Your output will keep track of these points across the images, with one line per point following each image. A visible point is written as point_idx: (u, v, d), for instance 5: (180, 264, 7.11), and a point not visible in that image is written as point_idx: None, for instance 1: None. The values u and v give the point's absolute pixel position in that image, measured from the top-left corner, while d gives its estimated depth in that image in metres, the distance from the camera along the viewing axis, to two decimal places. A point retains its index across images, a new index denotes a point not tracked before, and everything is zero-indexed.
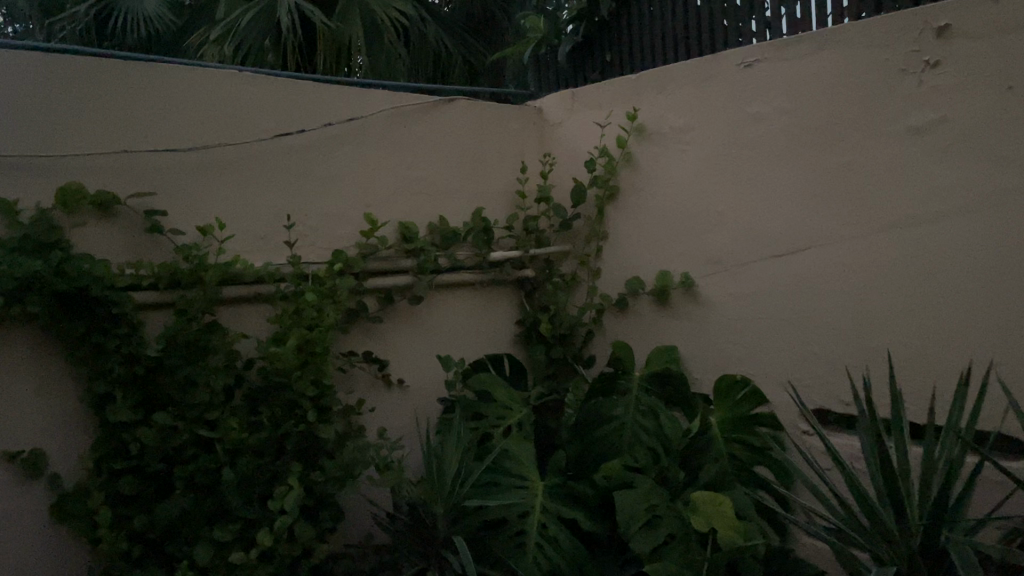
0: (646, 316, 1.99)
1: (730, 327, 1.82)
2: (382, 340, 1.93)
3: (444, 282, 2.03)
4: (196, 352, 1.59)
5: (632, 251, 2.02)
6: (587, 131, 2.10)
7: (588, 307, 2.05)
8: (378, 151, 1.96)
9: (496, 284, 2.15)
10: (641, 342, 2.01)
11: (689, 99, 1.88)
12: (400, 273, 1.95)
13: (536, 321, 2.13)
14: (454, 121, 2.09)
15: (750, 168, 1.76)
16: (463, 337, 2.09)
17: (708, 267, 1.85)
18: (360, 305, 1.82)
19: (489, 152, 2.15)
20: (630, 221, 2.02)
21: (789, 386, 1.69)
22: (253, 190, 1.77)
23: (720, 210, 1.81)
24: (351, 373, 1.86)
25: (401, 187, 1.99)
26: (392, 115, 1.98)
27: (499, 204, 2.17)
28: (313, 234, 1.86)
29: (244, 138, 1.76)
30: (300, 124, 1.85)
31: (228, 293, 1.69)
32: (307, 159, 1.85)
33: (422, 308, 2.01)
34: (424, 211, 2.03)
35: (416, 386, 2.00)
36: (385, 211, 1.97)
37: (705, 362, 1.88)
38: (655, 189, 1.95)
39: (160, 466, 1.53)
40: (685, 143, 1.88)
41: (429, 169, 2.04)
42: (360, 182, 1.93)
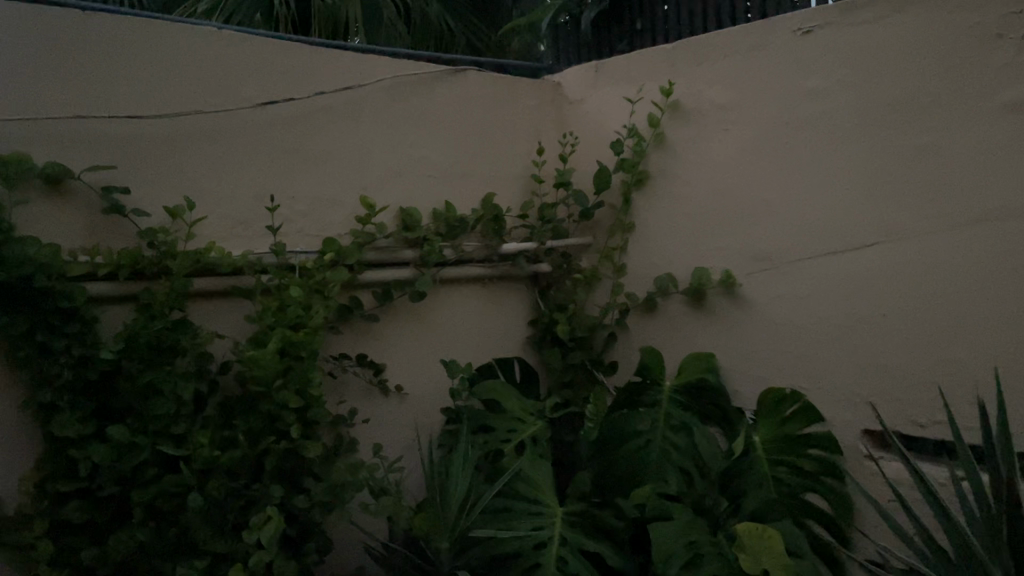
0: (678, 319, 1.76)
1: (778, 333, 1.59)
2: (379, 342, 1.70)
3: (449, 276, 1.79)
4: (161, 355, 1.36)
5: (663, 245, 1.78)
6: (613, 109, 1.87)
7: (611, 307, 1.82)
8: (377, 127, 1.72)
9: (506, 279, 1.92)
10: (672, 349, 1.78)
11: (734, 72, 1.64)
12: (400, 266, 1.71)
13: (552, 322, 1.90)
14: (463, 96, 1.85)
15: (807, 151, 1.52)
16: (469, 339, 1.86)
17: (752, 264, 1.62)
18: (354, 302, 1.58)
19: (500, 132, 1.91)
20: (661, 211, 1.78)
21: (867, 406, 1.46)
22: (233, 167, 1.53)
23: (769, 199, 1.58)
24: (342, 380, 1.63)
25: (402, 168, 1.76)
26: (394, 85, 1.74)
27: (512, 190, 1.93)
28: (301, 220, 1.62)
29: (223, 106, 1.52)
30: (289, 92, 1.61)
31: (201, 286, 1.45)
32: (296, 133, 1.61)
33: (425, 305, 1.77)
34: (427, 196, 1.79)
35: (415, 394, 1.76)
36: (384, 196, 1.73)
37: (746, 372, 1.65)
38: (692, 175, 1.71)
39: (115, 490, 1.29)
40: (728, 122, 1.65)
41: (435, 148, 1.80)
42: (356, 161, 1.69)
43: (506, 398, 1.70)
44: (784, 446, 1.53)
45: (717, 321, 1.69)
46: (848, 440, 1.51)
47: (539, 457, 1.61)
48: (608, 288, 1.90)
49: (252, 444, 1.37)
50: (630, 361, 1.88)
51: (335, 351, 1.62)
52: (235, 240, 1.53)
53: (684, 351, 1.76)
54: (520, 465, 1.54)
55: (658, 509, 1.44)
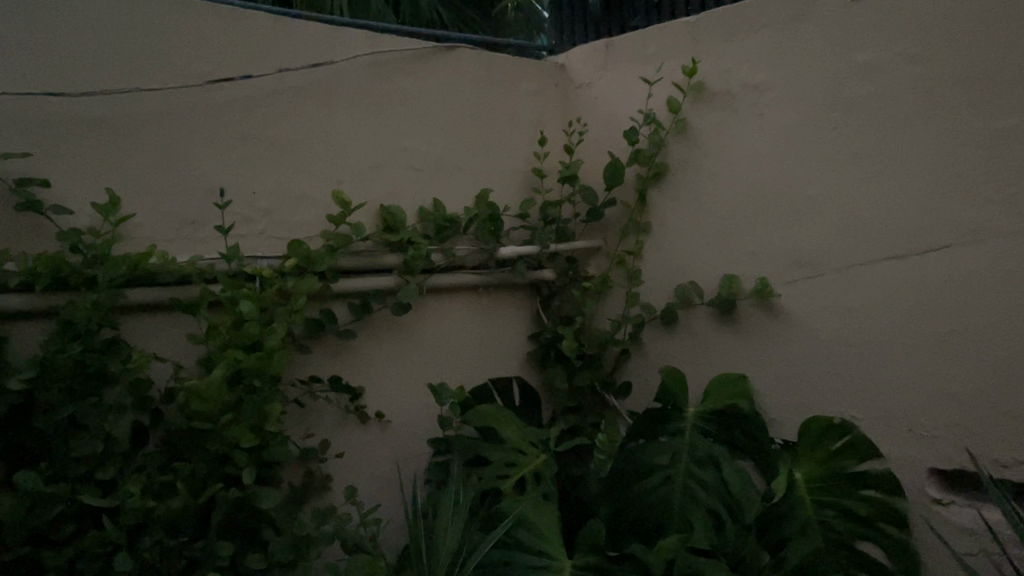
0: (702, 334, 1.52)
1: (824, 353, 1.35)
2: (355, 362, 1.45)
3: (438, 285, 1.55)
4: (85, 382, 1.11)
5: (685, 248, 1.54)
6: (627, 93, 1.63)
7: (623, 321, 1.58)
8: (353, 111, 1.48)
9: (502, 289, 1.68)
10: (695, 369, 1.54)
11: (770, 46, 1.40)
12: (380, 273, 1.47)
13: (556, 337, 1.66)
14: (454, 77, 1.61)
15: (858, 137, 1.29)
16: (461, 356, 1.62)
17: (792, 271, 1.38)
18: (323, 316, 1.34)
19: (497, 120, 1.67)
20: (683, 209, 1.54)
21: (937, 441, 1.22)
22: (179, 157, 1.29)
23: (814, 194, 1.35)
24: (311, 407, 1.39)
25: (383, 160, 1.51)
26: (372, 63, 1.50)
27: (510, 186, 1.69)
28: (263, 219, 1.38)
29: (166, 83, 1.28)
30: (248, 68, 1.36)
31: (139, 297, 1.21)
32: (256, 118, 1.37)
33: (410, 319, 1.53)
34: (412, 192, 1.55)
35: (397, 421, 1.52)
36: (361, 191, 1.49)
37: (784, 397, 1.41)
38: (720, 168, 1.48)
39: (23, 551, 1.04)
40: (764, 106, 1.41)
41: (421, 138, 1.56)
42: (328, 151, 1.45)
43: (503, 425, 1.46)
44: (831, 487, 1.29)
45: (749, 336, 1.45)
46: (912, 480, 1.27)
47: (544, 499, 1.37)
48: (621, 298, 1.66)
49: (197, 491, 1.12)
50: (646, 383, 1.63)
51: (303, 374, 1.38)
52: (181, 244, 1.29)
53: (709, 371, 1.52)
54: (522, 508, 1.30)
55: (687, 565, 1.20)
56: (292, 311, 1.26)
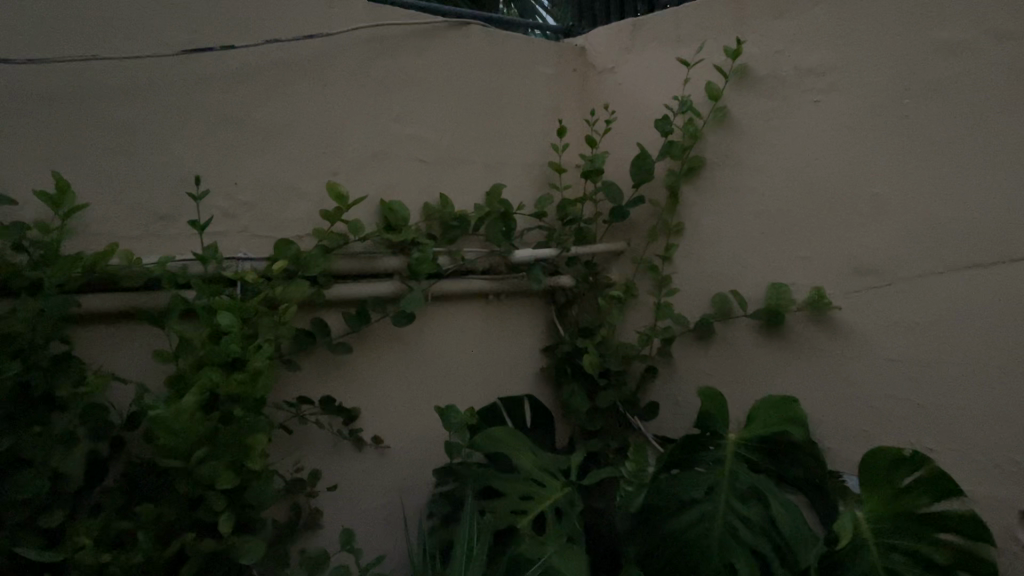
0: (743, 351, 1.35)
1: (890, 374, 1.18)
2: (348, 379, 1.27)
3: (444, 292, 1.37)
4: (27, 407, 0.92)
5: (724, 253, 1.37)
6: (658, 79, 1.46)
7: (652, 334, 1.40)
8: (352, 92, 1.29)
9: (514, 297, 1.49)
10: (735, 389, 1.36)
11: (828, 25, 1.24)
12: (379, 278, 1.29)
13: (575, 351, 1.48)
14: (465, 57, 1.43)
15: (935, 128, 1.12)
16: (469, 373, 1.44)
17: (852, 280, 1.21)
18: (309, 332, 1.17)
19: (511, 108, 1.49)
20: (723, 208, 1.37)
21: None
22: (147, 139, 1.10)
23: (881, 192, 1.18)
24: (298, 432, 1.21)
25: (384, 149, 1.33)
26: (374, 38, 1.32)
27: (524, 181, 1.51)
28: (245, 214, 1.19)
29: (133, 52, 1.09)
30: (231, 37, 1.17)
31: (97, 305, 1.02)
32: (240, 96, 1.17)
33: (413, 331, 1.35)
34: (417, 186, 1.36)
35: (396, 448, 1.34)
36: (359, 184, 1.30)
37: (841, 424, 1.24)
38: (767, 163, 1.31)
39: None
40: (821, 92, 1.24)
41: (427, 125, 1.38)
42: (323, 137, 1.26)
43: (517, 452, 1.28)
44: (901, 527, 1.12)
45: (800, 354, 1.28)
46: (996, 523, 1.10)
47: (569, 541, 1.18)
48: (649, 308, 1.48)
49: (163, 540, 0.93)
50: (677, 404, 1.45)
51: (289, 397, 1.20)
52: (149, 242, 1.10)
53: (751, 392, 1.34)
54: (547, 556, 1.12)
55: None
56: (278, 321, 1.07)
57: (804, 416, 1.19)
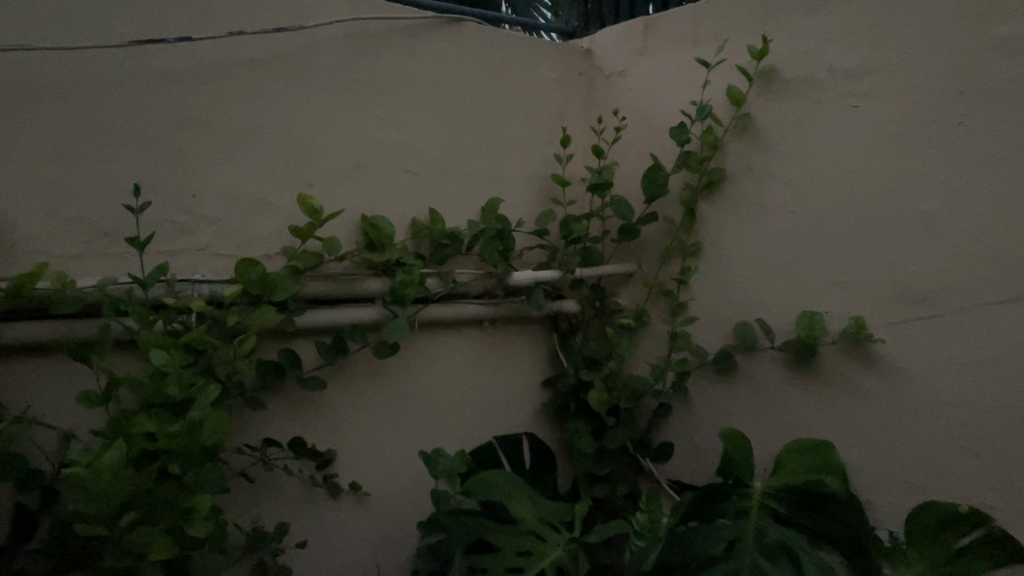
0: (769, 387, 1.20)
1: (942, 419, 1.03)
2: (323, 417, 1.12)
3: (434, 319, 1.22)
4: None
5: (747, 277, 1.22)
6: (674, 84, 1.31)
7: (665, 368, 1.25)
8: (331, 93, 1.14)
9: (512, 323, 1.35)
10: (759, 431, 1.21)
11: (869, 20, 1.09)
12: (360, 303, 1.15)
13: (579, 385, 1.33)
14: (460, 58, 1.28)
15: (995, 137, 0.97)
16: (461, 409, 1.29)
17: (896, 309, 1.06)
18: (273, 367, 1.03)
19: (510, 114, 1.35)
20: (746, 226, 1.22)
21: None
22: (88, 144, 0.95)
23: (930, 210, 1.03)
24: (263, 478, 1.06)
25: (367, 158, 1.18)
26: (358, 34, 1.17)
27: (525, 196, 1.37)
28: (205, 230, 1.04)
29: (72, 42, 0.94)
30: (190, 28, 1.03)
31: (24, 335, 0.88)
32: (200, 96, 1.03)
33: (398, 362, 1.20)
34: (404, 199, 1.22)
35: (377, 494, 1.19)
36: (339, 196, 1.15)
37: (884, 473, 1.08)
38: (797, 176, 1.16)
39: None
40: (859, 96, 1.10)
41: (417, 132, 1.23)
42: (297, 144, 1.11)
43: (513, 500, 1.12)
44: None
45: (836, 393, 1.12)
46: None
47: None
48: (662, 338, 1.33)
49: None
50: (694, 445, 1.30)
51: (252, 439, 1.05)
52: (90, 261, 0.96)
53: (779, 435, 1.19)
54: None
55: None
56: (236, 355, 0.93)
57: (841, 464, 1.04)
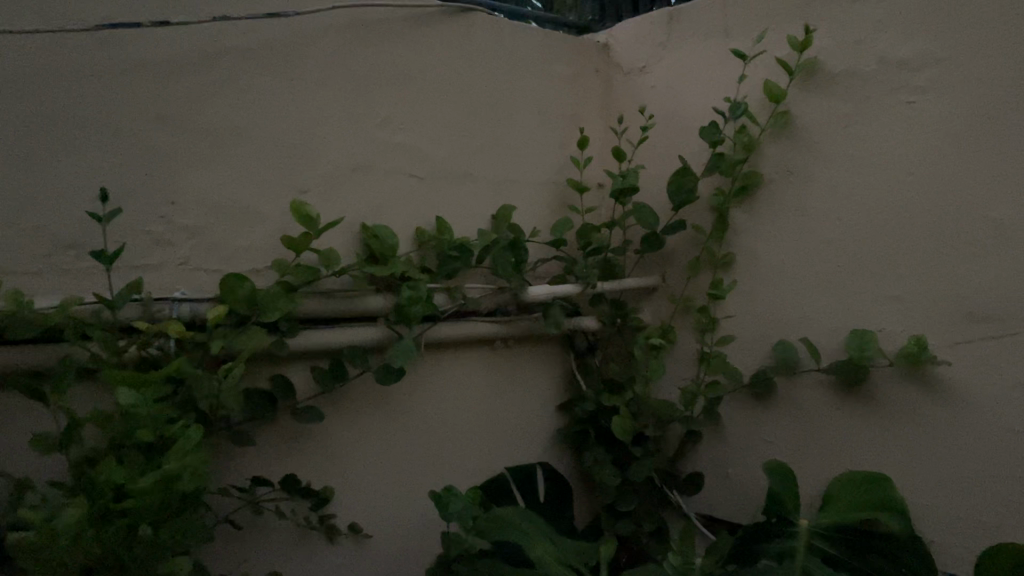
0: (814, 413, 1.08)
1: (1017, 452, 0.91)
2: (320, 452, 1.00)
3: (442, 339, 1.10)
4: None
5: (787, 291, 1.11)
6: (703, 81, 1.20)
7: (697, 392, 1.14)
8: (329, 87, 1.03)
9: (526, 342, 1.23)
10: (803, 462, 1.10)
11: (928, 6, 0.98)
12: (361, 323, 1.03)
13: (600, 411, 1.21)
14: (469, 51, 1.17)
15: None
16: (472, 438, 1.17)
17: (961, 327, 0.95)
18: (262, 399, 0.91)
19: (523, 112, 1.23)
20: (787, 235, 1.11)
21: None
22: (48, 143, 0.83)
23: (1000, 217, 0.91)
24: (253, 522, 0.94)
25: (369, 160, 1.06)
26: (358, 23, 1.05)
27: (539, 203, 1.25)
28: (186, 242, 0.92)
29: (29, 25, 0.82)
30: (168, 11, 0.90)
31: None
32: (181, 90, 0.91)
33: (403, 388, 1.08)
34: (408, 207, 1.10)
35: (378, 535, 1.06)
36: (338, 203, 1.03)
37: (947, 511, 0.97)
38: (844, 179, 1.05)
39: None
40: (916, 91, 0.99)
41: (424, 131, 1.12)
42: (290, 145, 0.99)
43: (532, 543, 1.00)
44: None
45: (892, 420, 1.01)
46: None
47: None
48: (692, 357, 1.22)
49: None
50: (726, 475, 1.19)
51: (238, 480, 0.93)
52: (52, 278, 0.84)
53: (824, 466, 1.08)
54: None
55: None
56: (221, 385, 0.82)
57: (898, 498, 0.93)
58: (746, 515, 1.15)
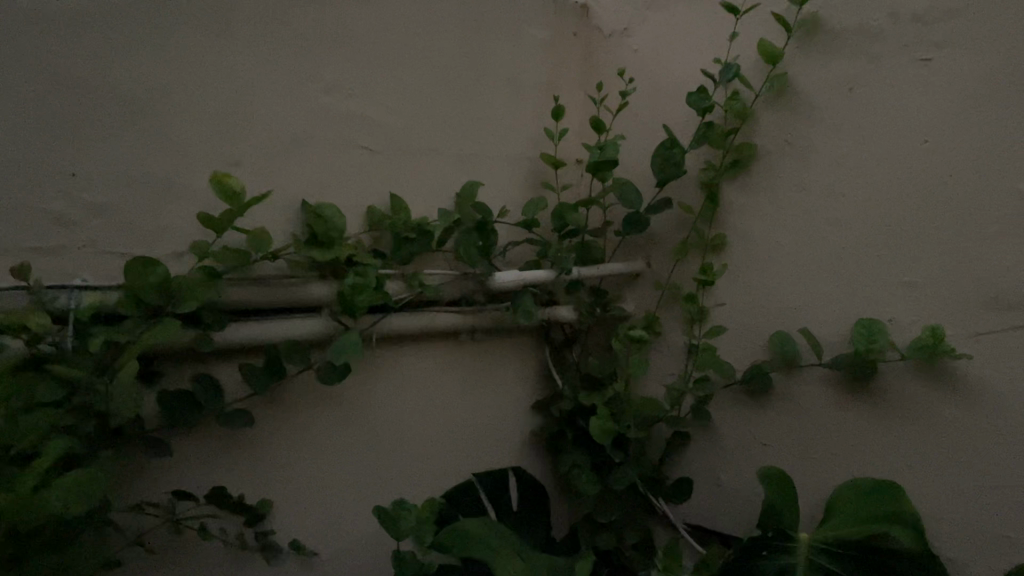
0: (815, 414, 0.96)
1: None
2: (256, 462, 0.88)
3: (396, 332, 0.98)
4: None
5: (785, 276, 0.99)
6: (691, 42, 1.08)
7: (685, 390, 1.02)
8: (266, 44, 0.89)
9: (495, 334, 1.11)
10: (803, 468, 0.98)
11: None
12: (302, 313, 0.91)
13: (578, 410, 1.09)
14: (431, 7, 1.03)
15: None
16: (434, 442, 1.05)
17: (984, 316, 0.83)
18: (173, 401, 0.79)
19: (491, 79, 1.10)
20: (784, 213, 0.99)
21: None
22: None
23: None
24: (176, 542, 0.82)
25: (312, 130, 0.93)
26: None
27: (510, 180, 1.13)
28: (91, 222, 0.78)
29: None
30: None
31: None
32: (82, 40, 0.76)
33: (352, 388, 0.96)
34: (359, 183, 0.98)
35: (326, 553, 0.95)
36: (276, 178, 0.91)
37: (967, 527, 0.84)
38: (849, 150, 0.93)
39: None
40: (932, 46, 0.86)
41: (377, 98, 0.99)
42: (219, 109, 0.86)
43: (496, 556, 0.87)
44: None
45: (903, 422, 0.89)
46: None
47: None
48: (679, 351, 1.11)
49: None
50: (717, 482, 1.07)
51: (156, 495, 0.81)
52: None
53: (827, 473, 0.96)
54: None
55: None
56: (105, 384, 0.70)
57: (906, 514, 0.83)
58: (740, 526, 1.04)
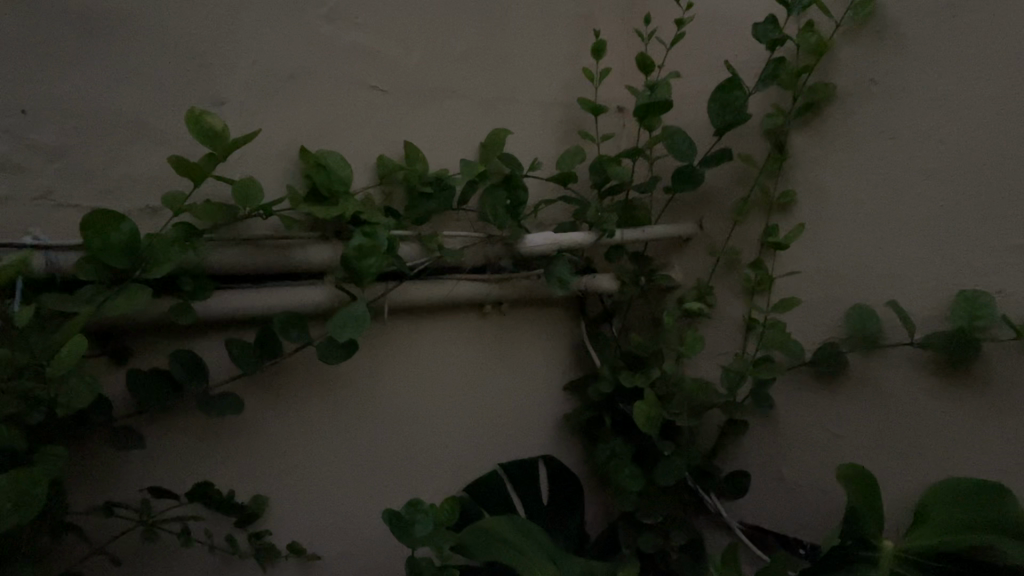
0: (898, 399, 0.82)
1: None
2: (248, 452, 0.76)
3: (411, 303, 0.85)
4: None
5: (866, 239, 0.84)
6: None
7: (745, 371, 0.88)
8: None
9: (524, 306, 0.98)
10: (882, 462, 0.84)
11: None
12: (300, 281, 0.78)
13: (619, 393, 0.96)
14: None
15: None
16: (455, 428, 0.92)
17: None
18: (140, 381, 0.65)
19: (521, 12, 0.96)
20: (867, 165, 0.84)
21: None
22: None
23: None
24: (150, 547, 0.70)
25: (312, 65, 0.79)
26: None
27: (543, 130, 0.99)
28: (46, 167, 0.65)
29: None
30: None
31: None
32: None
33: (362, 366, 0.83)
34: (370, 129, 0.84)
35: (331, 556, 0.82)
36: (271, 121, 0.77)
37: None
38: (948, 88, 0.78)
39: None
40: None
41: (389, 29, 0.85)
42: (199, 36, 0.72)
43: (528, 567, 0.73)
44: None
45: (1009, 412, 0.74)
46: None
47: None
48: (737, 326, 0.97)
49: None
50: (780, 476, 0.94)
51: (127, 494, 0.68)
52: None
53: (913, 469, 0.82)
54: None
55: None
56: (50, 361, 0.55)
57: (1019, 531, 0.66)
58: (806, 528, 0.91)
